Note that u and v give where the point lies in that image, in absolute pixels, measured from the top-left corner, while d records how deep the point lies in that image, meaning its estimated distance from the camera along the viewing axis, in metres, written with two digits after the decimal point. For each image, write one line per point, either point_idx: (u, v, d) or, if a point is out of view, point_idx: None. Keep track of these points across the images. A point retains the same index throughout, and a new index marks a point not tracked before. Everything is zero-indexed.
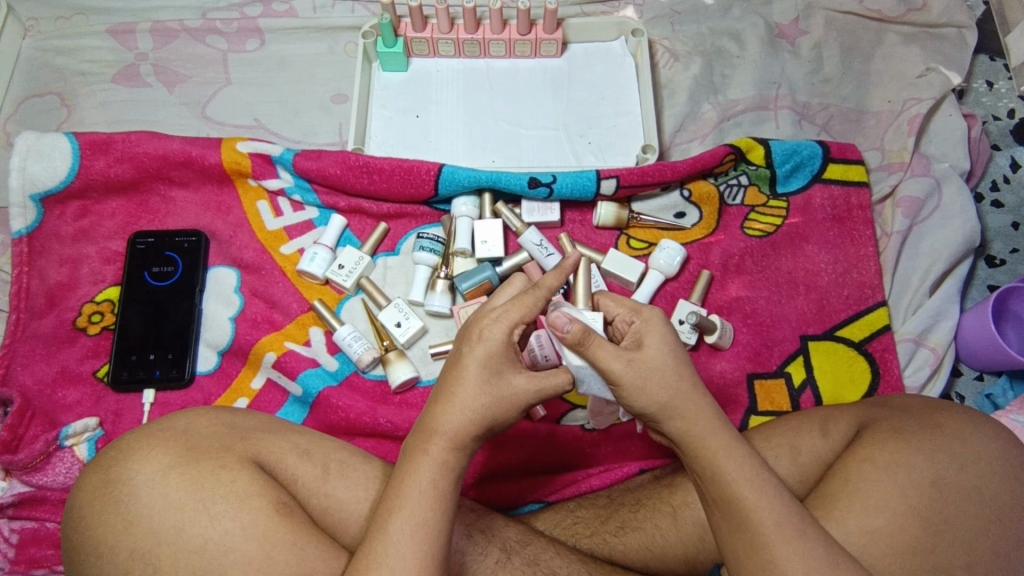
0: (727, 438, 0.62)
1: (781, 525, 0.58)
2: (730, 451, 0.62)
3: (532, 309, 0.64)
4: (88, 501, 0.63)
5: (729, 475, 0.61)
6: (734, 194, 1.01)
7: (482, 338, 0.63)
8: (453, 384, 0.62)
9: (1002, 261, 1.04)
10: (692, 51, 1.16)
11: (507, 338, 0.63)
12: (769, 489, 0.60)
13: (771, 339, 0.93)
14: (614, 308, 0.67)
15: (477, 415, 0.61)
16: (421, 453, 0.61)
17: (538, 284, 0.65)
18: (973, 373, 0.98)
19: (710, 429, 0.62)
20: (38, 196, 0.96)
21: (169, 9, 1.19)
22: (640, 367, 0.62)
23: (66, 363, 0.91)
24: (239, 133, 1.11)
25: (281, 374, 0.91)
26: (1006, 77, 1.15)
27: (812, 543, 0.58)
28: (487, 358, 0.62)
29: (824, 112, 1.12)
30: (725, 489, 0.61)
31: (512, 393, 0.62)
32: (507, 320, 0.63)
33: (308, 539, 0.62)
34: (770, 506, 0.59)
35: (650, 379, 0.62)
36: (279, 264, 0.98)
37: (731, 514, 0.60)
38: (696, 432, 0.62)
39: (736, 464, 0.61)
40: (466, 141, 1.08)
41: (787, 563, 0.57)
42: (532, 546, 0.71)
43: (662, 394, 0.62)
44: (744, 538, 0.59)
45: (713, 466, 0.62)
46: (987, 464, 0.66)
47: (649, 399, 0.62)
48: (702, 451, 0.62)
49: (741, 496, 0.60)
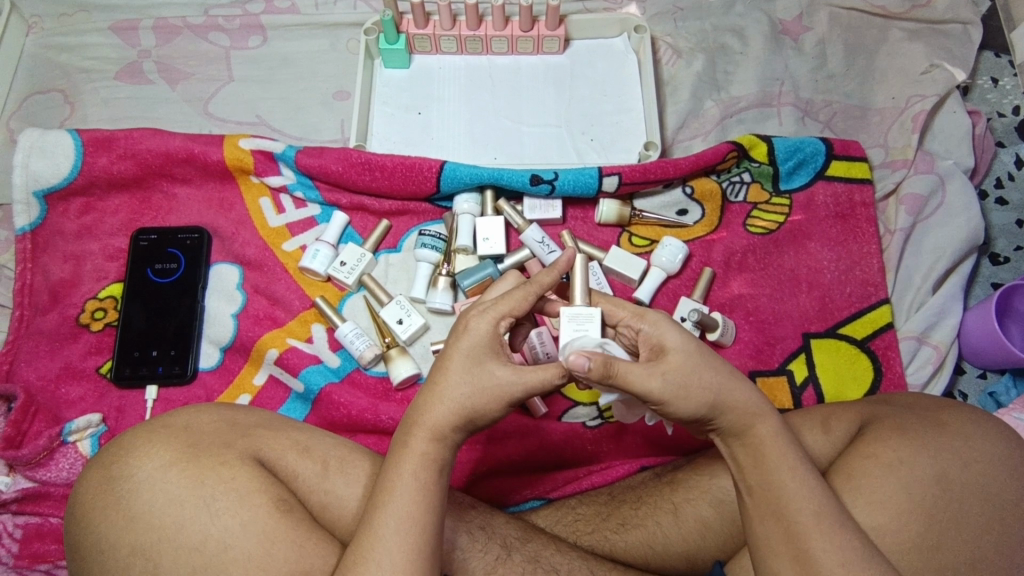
0: (774, 428, 0.63)
1: (820, 515, 0.59)
2: (775, 439, 0.62)
3: (521, 304, 0.64)
4: (90, 497, 0.64)
5: (773, 462, 0.61)
6: (737, 191, 1.00)
7: (467, 330, 0.63)
8: (439, 374, 0.62)
9: (1006, 258, 1.03)
10: (695, 48, 1.16)
11: (493, 330, 0.63)
12: (810, 479, 0.60)
13: (773, 336, 0.93)
14: (620, 313, 0.66)
15: (457, 406, 0.61)
16: (403, 446, 0.61)
17: (531, 281, 0.66)
18: (976, 371, 0.97)
19: (759, 415, 0.63)
20: (41, 193, 0.96)
21: (172, 5, 1.19)
22: (681, 376, 0.61)
23: (69, 360, 0.92)
24: (241, 129, 1.12)
25: (282, 371, 0.91)
26: (1011, 73, 1.14)
27: (849, 534, 0.58)
28: (471, 348, 0.62)
29: (827, 108, 1.12)
30: (767, 477, 0.61)
31: (496, 384, 0.61)
32: (492, 313, 0.64)
33: (308, 535, 0.62)
34: (810, 495, 0.60)
35: (694, 383, 0.61)
36: (281, 261, 0.98)
37: (768, 502, 0.60)
38: (746, 421, 0.62)
39: (780, 453, 0.61)
40: (468, 138, 1.08)
41: (822, 551, 0.57)
42: (531, 543, 0.71)
43: (710, 395, 0.61)
44: (779, 527, 0.59)
45: (757, 454, 0.62)
46: (991, 463, 0.65)
47: (696, 404, 0.61)
48: (749, 439, 0.63)
49: (782, 485, 0.60)
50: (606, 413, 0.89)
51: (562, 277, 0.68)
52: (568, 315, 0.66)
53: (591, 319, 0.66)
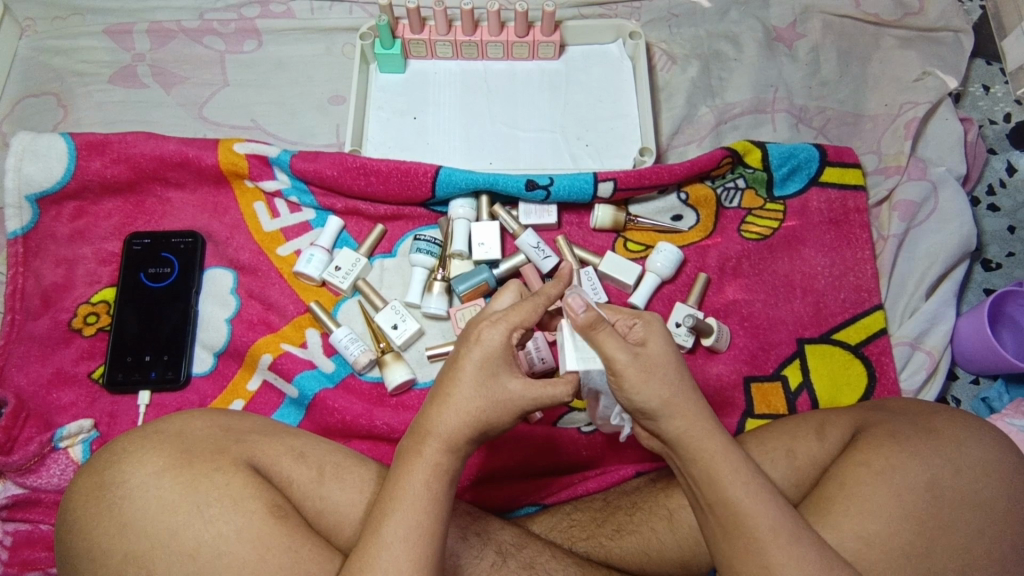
0: (723, 441, 0.62)
1: (778, 530, 0.58)
2: (726, 455, 0.61)
3: (533, 315, 0.64)
4: (82, 504, 0.63)
5: (726, 479, 0.60)
6: (732, 197, 1.01)
7: (480, 340, 0.62)
8: (449, 384, 0.62)
9: (998, 264, 1.04)
10: (689, 54, 1.16)
11: (506, 341, 0.63)
12: (765, 494, 0.60)
13: (767, 342, 0.93)
14: (615, 311, 0.68)
15: (471, 418, 0.61)
16: (416, 455, 0.60)
17: (539, 292, 0.66)
18: (968, 376, 0.98)
19: (708, 432, 0.62)
20: (34, 197, 0.95)
21: (166, 9, 1.18)
22: (647, 360, 0.62)
23: (61, 365, 0.91)
24: (236, 134, 1.11)
25: (276, 376, 0.91)
26: (1002, 81, 1.15)
27: (807, 547, 0.58)
28: (484, 359, 0.62)
29: (820, 115, 1.12)
30: (723, 493, 0.60)
31: (508, 398, 0.62)
32: (506, 323, 0.63)
33: (302, 541, 0.62)
34: (766, 510, 0.59)
35: (655, 373, 0.61)
36: (276, 265, 0.97)
37: (728, 519, 0.60)
38: (695, 434, 0.62)
39: (733, 468, 0.60)
40: (463, 143, 1.08)
41: (782, 566, 0.57)
42: (527, 549, 0.71)
43: (664, 390, 0.61)
44: (740, 542, 0.59)
45: (709, 469, 0.61)
46: (983, 470, 0.66)
47: (652, 394, 0.61)
48: (700, 454, 0.61)
49: (739, 501, 0.59)
50: None
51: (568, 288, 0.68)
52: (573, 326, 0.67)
53: None
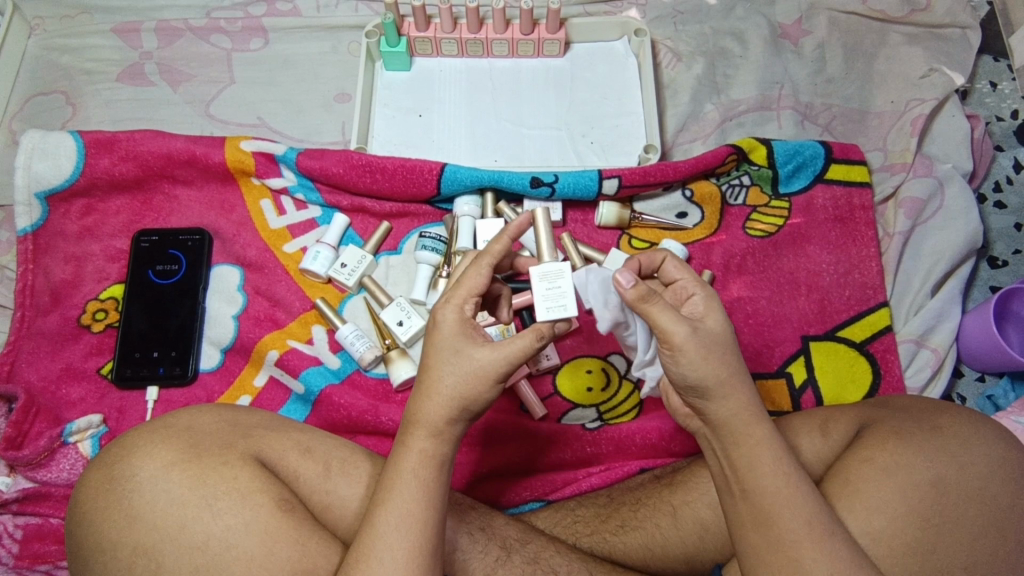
0: (768, 429, 0.62)
1: (811, 523, 0.59)
2: (770, 443, 0.61)
3: (479, 281, 0.64)
4: (92, 497, 0.64)
5: (766, 467, 0.60)
6: (737, 194, 1.01)
7: (436, 323, 0.63)
8: (425, 373, 0.63)
9: (1004, 262, 1.04)
10: (695, 51, 1.16)
11: (460, 316, 0.63)
12: (803, 485, 0.60)
13: (772, 339, 0.93)
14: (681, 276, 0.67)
15: (447, 397, 0.61)
16: (423, 449, 0.61)
17: (480, 256, 0.65)
18: (974, 374, 0.98)
19: (757, 417, 0.62)
20: (43, 194, 0.96)
21: (174, 8, 1.19)
22: (706, 338, 0.61)
23: (70, 361, 0.92)
24: (243, 132, 1.12)
25: (283, 372, 0.92)
26: (1010, 78, 1.15)
27: (839, 543, 0.58)
28: (444, 339, 0.62)
29: (826, 112, 1.12)
30: (760, 482, 0.60)
31: (476, 366, 0.61)
32: (454, 300, 0.64)
33: (310, 534, 0.63)
34: (801, 502, 0.59)
35: (713, 353, 0.61)
36: (282, 262, 0.98)
37: (759, 508, 0.60)
38: (741, 418, 0.61)
39: (774, 456, 0.61)
40: (468, 141, 1.09)
41: (812, 562, 0.58)
42: (531, 544, 0.71)
43: (722, 368, 0.61)
44: (768, 532, 0.59)
45: (750, 455, 0.61)
46: (989, 467, 0.66)
47: (710, 371, 0.61)
48: (744, 440, 0.61)
49: (774, 491, 0.59)
50: (605, 415, 0.91)
51: (514, 242, 0.66)
52: (539, 273, 0.66)
53: (562, 275, 0.66)
